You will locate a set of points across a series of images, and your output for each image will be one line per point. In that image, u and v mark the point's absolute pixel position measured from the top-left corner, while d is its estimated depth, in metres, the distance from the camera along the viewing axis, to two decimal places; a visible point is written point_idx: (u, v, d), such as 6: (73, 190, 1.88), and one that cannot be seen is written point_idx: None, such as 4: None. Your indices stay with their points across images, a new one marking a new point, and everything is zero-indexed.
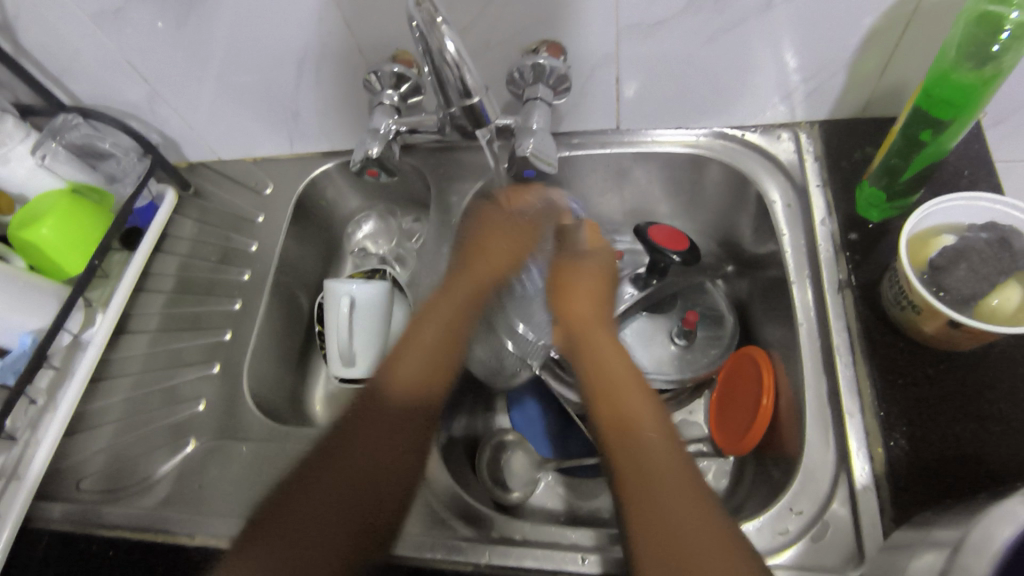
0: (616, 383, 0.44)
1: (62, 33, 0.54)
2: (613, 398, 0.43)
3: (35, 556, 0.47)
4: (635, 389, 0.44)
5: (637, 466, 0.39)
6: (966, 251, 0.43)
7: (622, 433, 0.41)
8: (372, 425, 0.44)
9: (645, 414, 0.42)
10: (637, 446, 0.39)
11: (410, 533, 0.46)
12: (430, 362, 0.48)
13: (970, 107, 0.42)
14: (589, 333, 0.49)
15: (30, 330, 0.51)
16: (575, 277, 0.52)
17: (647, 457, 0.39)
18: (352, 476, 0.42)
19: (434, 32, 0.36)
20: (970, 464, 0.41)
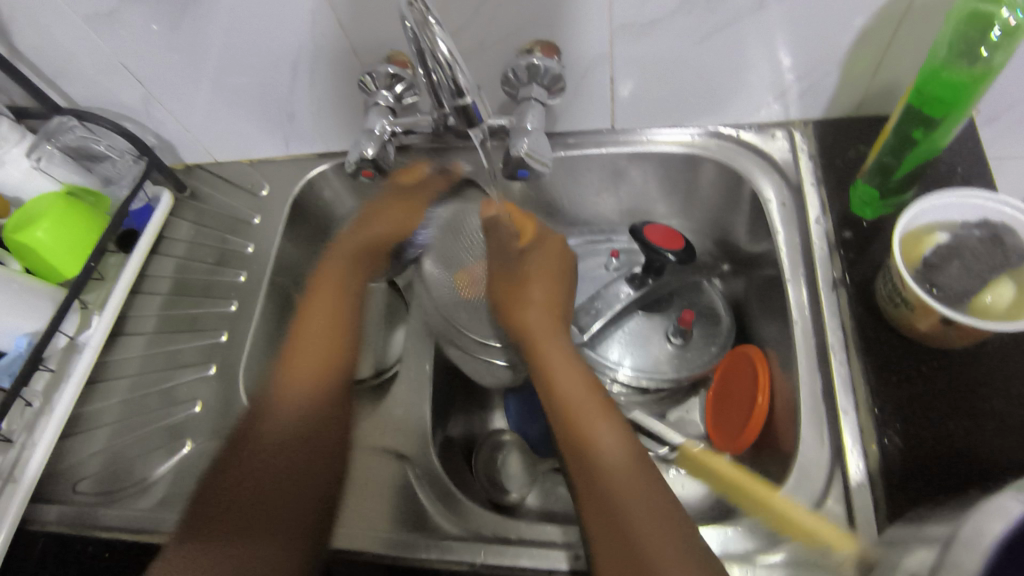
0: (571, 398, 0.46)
1: (57, 35, 0.54)
2: (570, 413, 0.45)
3: (32, 558, 0.48)
4: (589, 401, 0.46)
5: (596, 484, 0.40)
6: (959, 248, 0.44)
7: (579, 449, 0.43)
8: (276, 434, 0.46)
9: (599, 425, 0.44)
10: (593, 462, 0.42)
11: (372, 530, 0.47)
12: (314, 368, 0.50)
13: (961, 106, 0.42)
14: (542, 342, 0.50)
15: (25, 333, 0.51)
16: (525, 282, 0.54)
17: (604, 473, 0.41)
18: (262, 480, 0.44)
19: (426, 32, 0.36)
20: (964, 460, 0.41)
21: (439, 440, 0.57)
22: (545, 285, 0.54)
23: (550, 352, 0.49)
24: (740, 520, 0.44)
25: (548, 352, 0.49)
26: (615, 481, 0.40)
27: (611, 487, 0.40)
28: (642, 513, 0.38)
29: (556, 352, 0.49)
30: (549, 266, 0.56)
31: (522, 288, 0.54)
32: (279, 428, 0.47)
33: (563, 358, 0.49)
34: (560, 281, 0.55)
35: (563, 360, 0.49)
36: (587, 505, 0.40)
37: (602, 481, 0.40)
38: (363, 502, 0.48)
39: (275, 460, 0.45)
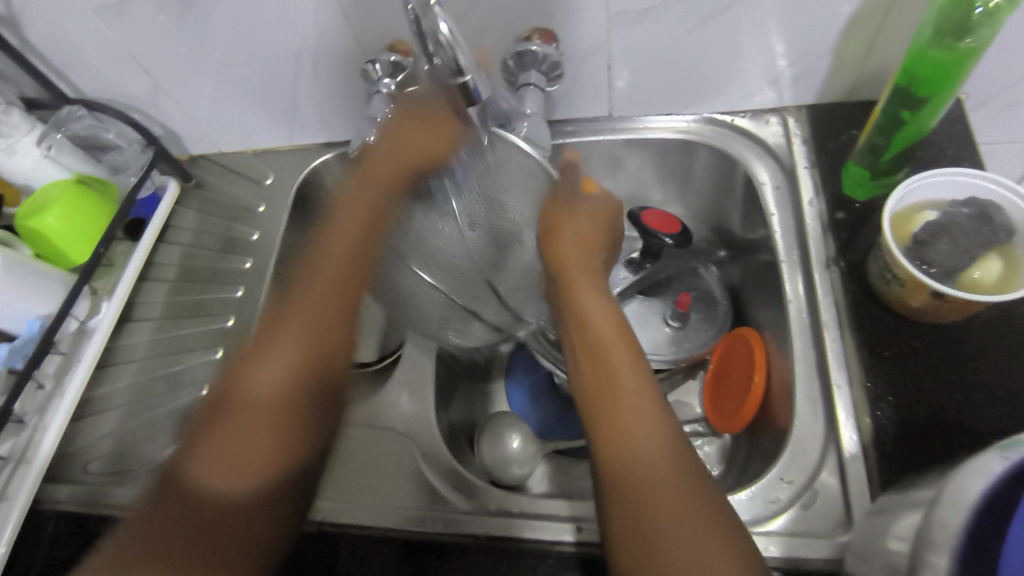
0: (605, 354, 0.42)
1: (67, 27, 0.55)
2: (601, 369, 0.42)
3: (45, 537, 0.49)
4: (626, 358, 0.42)
5: (627, 458, 0.38)
6: (948, 225, 0.45)
7: (605, 389, 0.41)
8: (228, 425, 0.40)
9: (624, 369, 0.41)
10: (608, 402, 0.40)
11: (405, 506, 0.47)
12: (319, 307, 0.45)
13: (947, 84, 0.44)
14: (573, 277, 0.47)
15: (38, 316, 0.52)
16: (572, 211, 0.50)
17: (619, 413, 0.40)
18: (211, 488, 0.38)
19: (428, 14, 0.38)
20: (954, 431, 0.42)
21: (444, 429, 0.57)
22: (579, 241, 0.49)
23: (590, 300, 0.45)
24: (737, 492, 0.45)
25: (588, 297, 0.46)
26: (648, 456, 0.38)
27: (640, 463, 0.37)
28: (677, 494, 0.36)
29: (594, 303, 0.45)
30: (592, 219, 0.50)
31: (566, 222, 0.50)
32: (246, 425, 0.40)
33: (597, 299, 0.46)
34: (600, 236, 0.50)
35: (597, 307, 0.45)
36: (618, 476, 0.37)
37: (630, 450, 0.38)
38: (381, 480, 0.49)
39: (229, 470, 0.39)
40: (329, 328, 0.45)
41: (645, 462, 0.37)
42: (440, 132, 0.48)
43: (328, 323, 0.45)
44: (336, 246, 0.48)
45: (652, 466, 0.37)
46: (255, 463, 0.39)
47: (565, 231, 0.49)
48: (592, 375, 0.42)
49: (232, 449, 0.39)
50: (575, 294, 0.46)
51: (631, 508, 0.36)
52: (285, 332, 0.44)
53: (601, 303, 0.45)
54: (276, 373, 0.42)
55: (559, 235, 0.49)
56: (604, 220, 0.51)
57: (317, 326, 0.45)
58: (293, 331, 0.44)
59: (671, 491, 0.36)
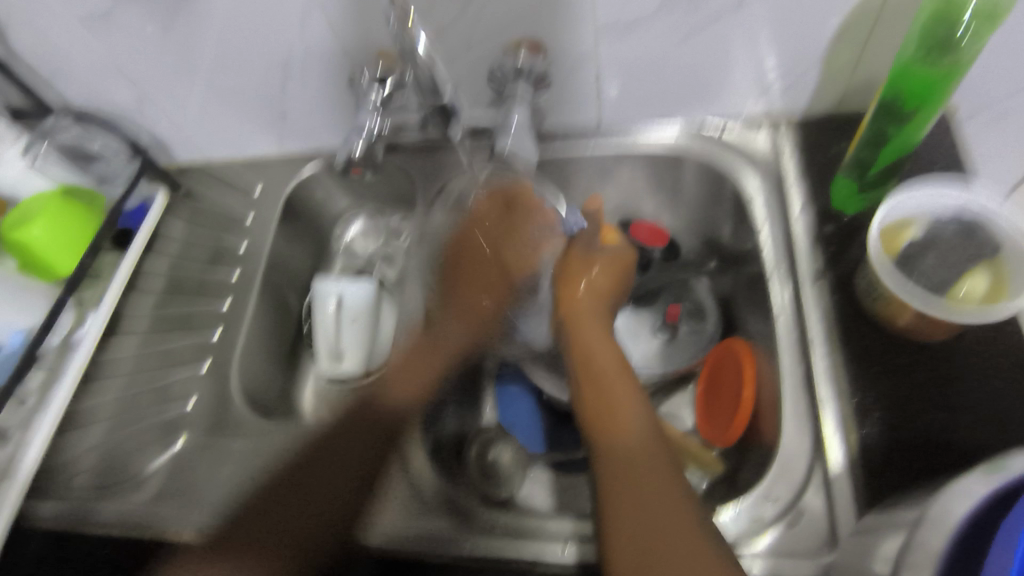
0: (601, 370, 0.46)
1: (52, 38, 0.55)
2: (593, 382, 0.45)
3: (28, 553, 0.48)
4: (620, 373, 0.46)
5: (613, 455, 0.40)
6: (935, 240, 0.46)
7: (604, 419, 0.43)
8: (353, 439, 0.49)
9: (624, 400, 0.44)
10: (608, 431, 0.42)
11: (392, 523, 0.47)
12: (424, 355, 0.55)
13: (933, 99, 0.43)
14: (581, 321, 0.50)
15: (23, 328, 0.54)
16: (592, 263, 0.54)
17: (618, 440, 0.41)
18: (289, 493, 0.45)
19: (405, 33, 0.37)
20: (941, 450, 0.42)
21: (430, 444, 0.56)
22: (602, 275, 0.53)
23: (591, 330, 0.50)
24: (725, 511, 0.44)
25: (592, 329, 0.50)
26: (635, 453, 0.40)
27: (626, 455, 0.40)
28: (661, 485, 0.38)
29: (596, 333, 0.49)
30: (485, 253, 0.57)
31: (585, 264, 0.54)
32: (342, 445, 0.48)
33: (599, 334, 0.49)
34: (621, 279, 0.54)
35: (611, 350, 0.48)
36: (604, 468, 0.40)
37: (615, 448, 0.41)
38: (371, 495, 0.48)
39: (306, 487, 0.45)
40: (433, 363, 0.55)
41: (634, 457, 0.40)
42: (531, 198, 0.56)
43: (429, 361, 0.55)
44: (451, 310, 0.58)
45: (637, 460, 0.40)
46: (342, 485, 0.46)
47: (580, 269, 0.54)
48: (589, 388, 0.46)
49: (307, 469, 0.47)
50: (582, 322, 0.50)
51: (616, 497, 0.38)
52: (416, 358, 0.55)
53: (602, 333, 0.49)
54: (408, 386, 0.53)
55: (573, 274, 0.54)
56: (621, 262, 0.55)
57: (427, 359, 0.55)
58: (408, 372, 0.54)
59: (652, 482, 0.38)
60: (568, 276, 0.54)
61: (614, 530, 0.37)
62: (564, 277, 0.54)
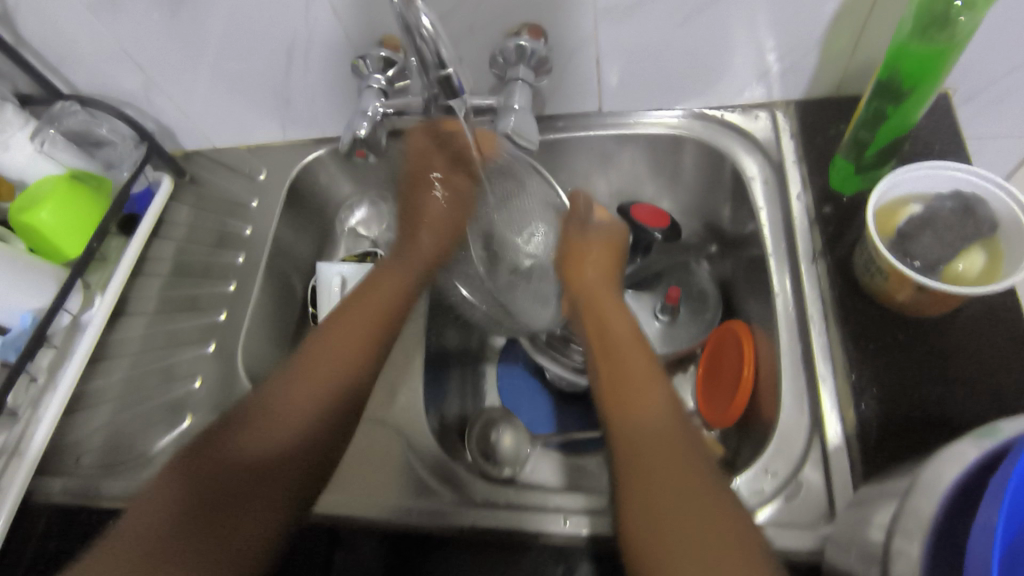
0: (627, 360, 0.45)
1: (60, 24, 0.56)
2: (616, 370, 0.44)
3: (38, 527, 0.49)
4: (647, 363, 0.44)
5: (636, 441, 0.39)
6: (932, 219, 0.45)
7: (619, 387, 0.43)
8: (291, 419, 0.43)
9: (639, 370, 0.44)
10: (623, 399, 0.42)
11: (387, 500, 0.47)
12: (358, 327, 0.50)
13: (930, 77, 0.44)
14: (595, 297, 0.51)
15: (30, 310, 0.53)
16: (590, 243, 0.55)
17: (634, 407, 0.41)
18: (238, 465, 0.41)
19: (410, 9, 0.38)
20: (937, 423, 0.43)
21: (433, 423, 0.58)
22: (603, 257, 0.54)
23: (618, 321, 0.48)
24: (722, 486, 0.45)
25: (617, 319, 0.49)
26: (661, 442, 0.39)
27: (650, 442, 0.39)
28: (690, 477, 0.37)
29: (625, 326, 0.48)
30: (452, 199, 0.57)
31: (582, 246, 0.55)
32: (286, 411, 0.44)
33: (613, 307, 0.50)
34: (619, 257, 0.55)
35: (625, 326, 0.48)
36: (626, 457, 0.39)
37: (635, 423, 0.40)
38: (371, 476, 0.49)
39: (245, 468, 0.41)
40: (380, 302, 0.52)
41: (660, 443, 0.39)
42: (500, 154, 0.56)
43: (369, 321, 0.51)
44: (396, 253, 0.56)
45: (664, 447, 0.38)
46: (296, 445, 0.43)
47: (587, 255, 0.54)
48: (613, 375, 0.44)
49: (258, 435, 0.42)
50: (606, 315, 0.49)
51: (641, 487, 0.37)
52: (355, 318, 0.50)
53: (628, 325, 0.48)
54: (347, 349, 0.48)
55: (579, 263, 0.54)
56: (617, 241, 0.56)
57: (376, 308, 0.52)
58: (344, 329, 0.49)
59: (679, 471, 0.37)
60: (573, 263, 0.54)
61: (630, 495, 0.37)
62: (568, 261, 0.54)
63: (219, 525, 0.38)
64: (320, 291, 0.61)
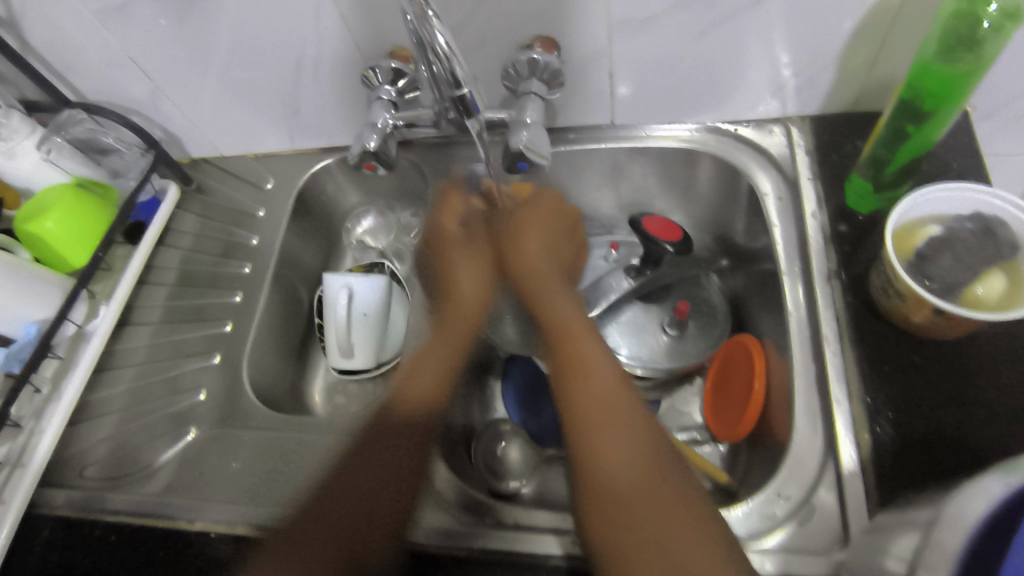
0: (591, 396, 0.42)
1: (68, 31, 0.55)
2: (579, 413, 0.41)
3: (39, 542, 0.48)
4: (613, 398, 0.42)
5: (605, 496, 0.37)
6: (951, 240, 0.45)
7: (581, 410, 0.41)
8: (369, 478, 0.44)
9: (602, 391, 0.42)
10: (589, 425, 0.40)
11: (424, 522, 0.46)
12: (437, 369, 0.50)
13: (953, 97, 0.43)
14: (556, 308, 0.49)
15: (35, 321, 0.53)
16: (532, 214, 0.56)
17: (600, 435, 0.40)
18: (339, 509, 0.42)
19: (426, 25, 0.37)
20: (954, 448, 0.42)
21: (441, 434, 0.57)
22: (540, 239, 0.55)
23: (582, 347, 0.45)
24: (733, 509, 0.44)
25: (582, 343, 0.46)
26: (633, 495, 0.37)
27: (622, 496, 0.37)
28: (666, 531, 0.35)
29: (593, 351, 0.45)
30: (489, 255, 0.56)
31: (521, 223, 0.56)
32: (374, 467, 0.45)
33: (573, 316, 0.48)
34: (557, 228, 0.56)
35: (589, 338, 0.46)
36: (593, 517, 0.37)
37: (602, 456, 0.39)
38: None
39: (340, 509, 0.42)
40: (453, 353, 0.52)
41: (631, 497, 0.37)
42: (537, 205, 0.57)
43: (451, 363, 0.51)
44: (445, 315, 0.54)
45: (636, 499, 0.37)
46: (377, 490, 0.43)
47: (548, 278, 0.52)
48: (575, 413, 0.42)
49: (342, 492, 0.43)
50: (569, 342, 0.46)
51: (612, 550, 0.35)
52: (431, 356, 0.51)
53: (592, 346, 0.45)
54: (423, 386, 0.49)
55: (542, 273, 0.52)
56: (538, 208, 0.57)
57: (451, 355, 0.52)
58: (415, 394, 0.49)
59: (650, 523, 0.35)
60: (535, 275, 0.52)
61: (609, 536, 0.36)
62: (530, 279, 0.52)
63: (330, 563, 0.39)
64: (327, 302, 0.60)
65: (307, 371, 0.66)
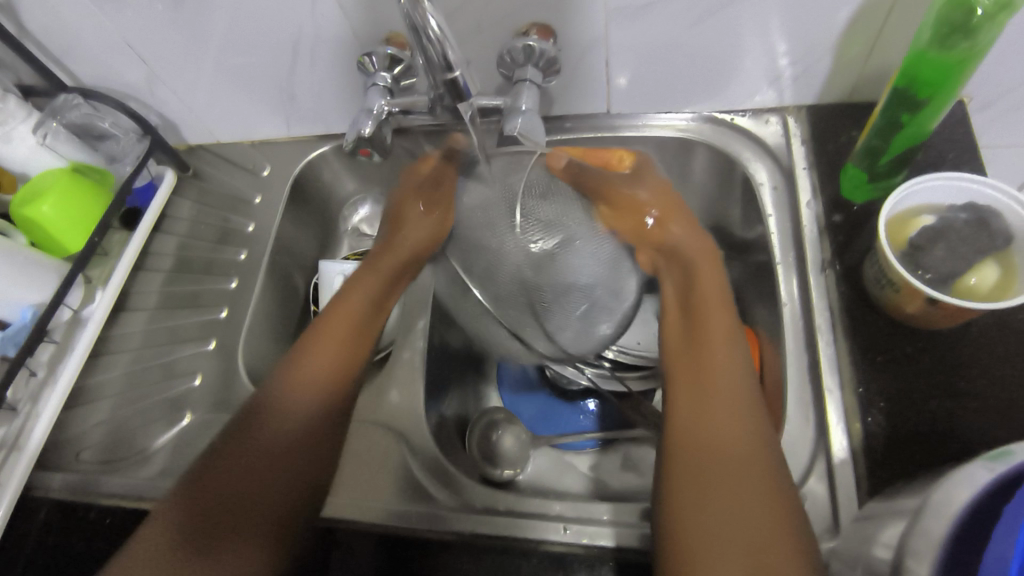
0: (712, 367, 0.42)
1: (64, 16, 0.55)
2: (694, 379, 0.42)
3: (35, 524, 0.49)
4: (735, 375, 0.42)
5: (698, 456, 0.38)
6: (945, 230, 0.44)
7: (694, 386, 0.42)
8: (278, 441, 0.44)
9: (722, 375, 0.42)
10: (701, 402, 0.41)
11: (382, 503, 0.47)
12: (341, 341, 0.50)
13: (948, 85, 0.43)
14: (702, 289, 0.47)
15: (30, 305, 0.52)
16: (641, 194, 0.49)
17: (705, 414, 0.40)
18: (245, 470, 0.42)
19: (417, 9, 0.37)
20: (944, 438, 0.42)
21: (432, 420, 0.56)
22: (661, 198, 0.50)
23: (714, 324, 0.45)
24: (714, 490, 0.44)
25: (711, 318, 0.46)
26: (733, 464, 0.37)
27: (715, 475, 0.37)
28: (754, 508, 0.35)
29: (722, 333, 0.45)
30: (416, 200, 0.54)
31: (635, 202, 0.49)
32: (289, 410, 0.45)
33: (718, 295, 0.47)
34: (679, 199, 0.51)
35: (724, 324, 0.45)
36: (679, 471, 0.38)
37: (707, 435, 0.39)
38: (369, 474, 0.49)
39: (241, 471, 0.42)
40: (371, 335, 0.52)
41: (728, 466, 0.37)
42: (444, 180, 0.53)
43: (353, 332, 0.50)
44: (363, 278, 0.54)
45: (731, 470, 0.37)
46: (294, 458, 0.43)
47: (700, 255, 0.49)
48: (686, 387, 0.42)
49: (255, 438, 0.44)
50: (699, 317, 0.46)
51: (692, 504, 0.36)
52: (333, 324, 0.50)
53: (724, 329, 0.45)
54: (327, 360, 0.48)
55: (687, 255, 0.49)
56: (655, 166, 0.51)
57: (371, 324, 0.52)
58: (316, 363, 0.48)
59: (734, 497, 0.36)
60: (678, 241, 0.49)
61: (683, 505, 0.36)
62: (675, 245, 0.49)
63: (231, 520, 0.40)
64: (323, 288, 0.60)
65: None
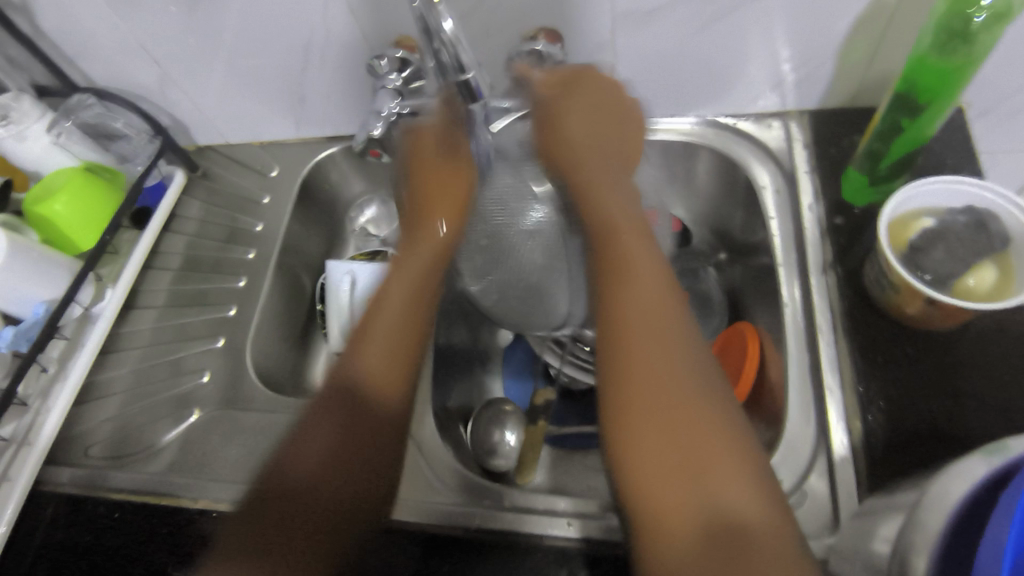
0: (641, 336, 0.35)
1: (79, 17, 0.56)
2: (626, 365, 0.35)
3: (44, 517, 0.49)
4: (670, 345, 0.35)
5: (661, 490, 0.31)
6: (944, 232, 0.46)
7: (631, 384, 0.34)
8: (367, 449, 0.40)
9: (659, 359, 0.34)
10: (643, 404, 0.33)
11: (422, 501, 0.48)
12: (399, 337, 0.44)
13: (947, 92, 0.44)
14: (621, 236, 0.41)
15: (43, 300, 0.53)
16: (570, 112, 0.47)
17: (647, 417, 0.33)
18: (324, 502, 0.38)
19: (432, 11, 0.37)
20: (942, 437, 0.42)
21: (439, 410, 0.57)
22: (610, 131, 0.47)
23: (636, 279, 0.38)
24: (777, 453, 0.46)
25: (639, 269, 0.39)
26: (698, 470, 0.31)
27: (692, 516, 0.30)
28: (745, 535, 0.29)
29: (647, 286, 0.38)
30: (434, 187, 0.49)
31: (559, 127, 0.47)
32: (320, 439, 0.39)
33: (635, 233, 0.41)
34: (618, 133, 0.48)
35: (646, 278, 0.38)
36: (648, 523, 0.30)
37: (658, 451, 0.31)
38: None
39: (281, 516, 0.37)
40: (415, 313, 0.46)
41: (699, 491, 0.30)
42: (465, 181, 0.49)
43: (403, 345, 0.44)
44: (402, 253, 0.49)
45: (706, 502, 0.30)
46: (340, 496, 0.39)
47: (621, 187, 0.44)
48: (623, 384, 0.34)
49: (337, 416, 0.40)
50: (622, 269, 0.39)
51: (664, 542, 0.29)
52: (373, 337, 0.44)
53: (647, 283, 0.38)
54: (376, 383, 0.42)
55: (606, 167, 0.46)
56: (607, 105, 0.48)
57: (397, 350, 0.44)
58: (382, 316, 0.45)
59: (725, 538, 0.29)
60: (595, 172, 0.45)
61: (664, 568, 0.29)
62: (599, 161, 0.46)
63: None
64: (328, 289, 0.61)
65: (309, 355, 0.67)
